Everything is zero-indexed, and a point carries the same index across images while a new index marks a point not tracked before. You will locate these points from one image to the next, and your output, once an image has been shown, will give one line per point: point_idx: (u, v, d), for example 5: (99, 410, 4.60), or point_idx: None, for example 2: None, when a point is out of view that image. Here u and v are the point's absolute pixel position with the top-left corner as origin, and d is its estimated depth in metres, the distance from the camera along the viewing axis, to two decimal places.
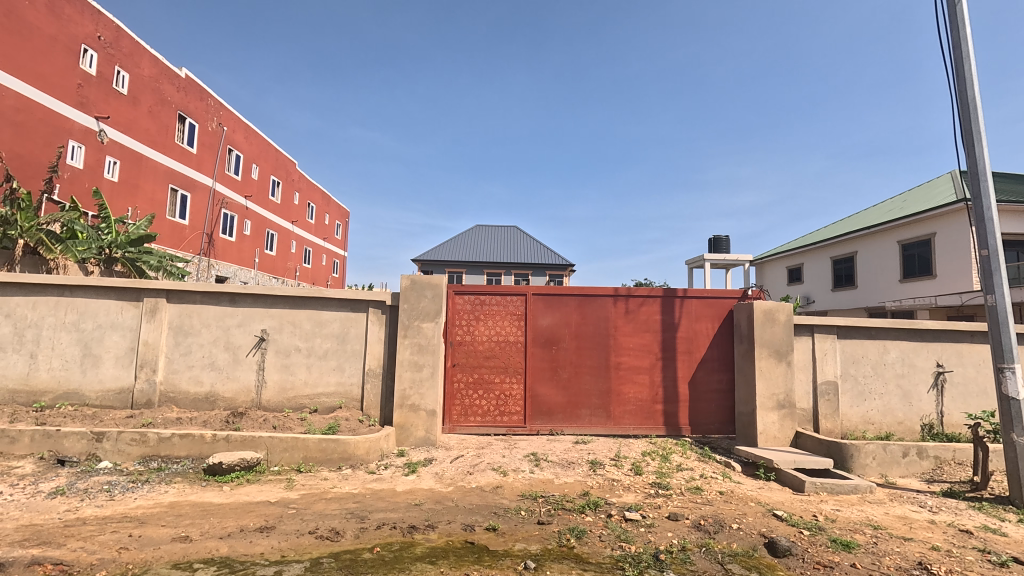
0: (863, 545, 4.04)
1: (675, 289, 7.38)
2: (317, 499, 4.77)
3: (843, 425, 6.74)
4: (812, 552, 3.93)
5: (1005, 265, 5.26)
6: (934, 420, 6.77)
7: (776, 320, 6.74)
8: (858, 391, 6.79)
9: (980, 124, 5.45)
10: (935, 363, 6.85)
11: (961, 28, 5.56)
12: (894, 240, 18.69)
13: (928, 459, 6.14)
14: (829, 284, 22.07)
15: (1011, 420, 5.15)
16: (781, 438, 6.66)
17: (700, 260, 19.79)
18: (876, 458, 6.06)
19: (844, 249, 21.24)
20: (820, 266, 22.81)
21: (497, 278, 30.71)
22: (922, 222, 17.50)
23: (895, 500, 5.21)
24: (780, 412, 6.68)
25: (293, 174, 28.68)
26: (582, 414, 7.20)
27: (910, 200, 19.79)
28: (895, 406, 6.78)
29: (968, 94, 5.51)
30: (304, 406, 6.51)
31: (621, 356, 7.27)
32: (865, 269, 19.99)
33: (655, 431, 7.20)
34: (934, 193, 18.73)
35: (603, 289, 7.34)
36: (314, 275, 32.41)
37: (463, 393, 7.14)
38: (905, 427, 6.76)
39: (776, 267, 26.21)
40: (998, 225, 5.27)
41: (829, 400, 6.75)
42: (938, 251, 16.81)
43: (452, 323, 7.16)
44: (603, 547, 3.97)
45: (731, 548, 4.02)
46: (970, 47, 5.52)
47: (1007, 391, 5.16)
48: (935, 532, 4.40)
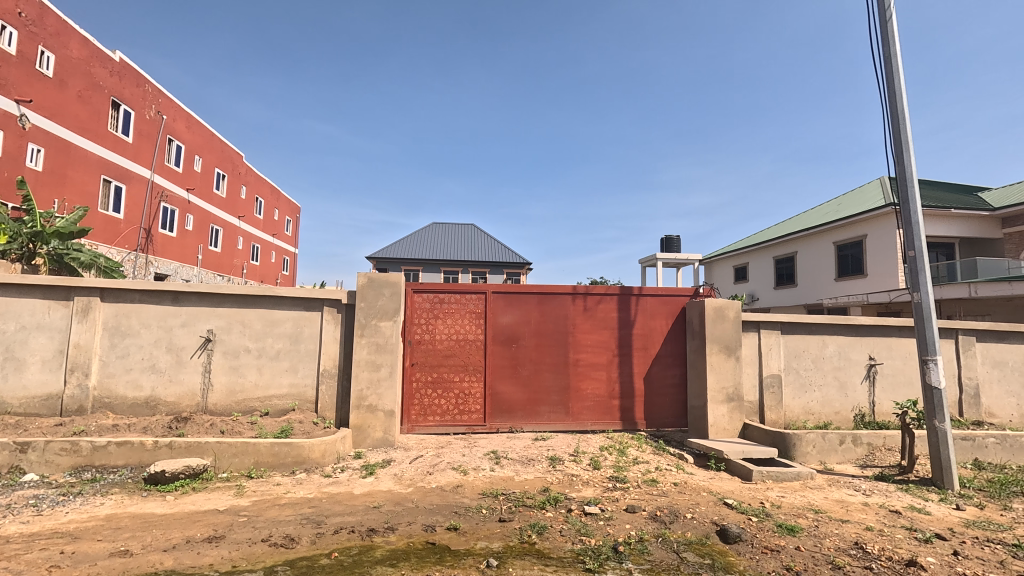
0: (806, 528, 4.29)
1: (630, 287, 7.57)
2: (269, 506, 4.58)
3: (787, 416, 7.12)
4: (760, 537, 4.14)
5: (930, 265, 5.69)
6: (866, 409, 7.27)
7: (725, 316, 7.03)
8: (800, 383, 7.18)
9: (908, 135, 5.86)
10: (868, 356, 7.34)
11: (892, 45, 5.96)
12: (830, 241, 19.85)
13: (862, 445, 6.58)
14: (773, 283, 23.25)
15: (934, 408, 5.56)
16: (730, 430, 6.95)
17: (653, 258, 20.37)
18: (816, 446, 6.42)
19: (786, 249, 22.38)
20: (763, 265, 23.98)
21: (454, 276, 30.57)
22: (855, 225, 18.67)
23: (833, 485, 5.56)
24: (729, 405, 6.97)
25: (240, 167, 27.41)
26: (542, 410, 7.27)
27: (845, 204, 21.05)
28: (833, 397, 7.22)
29: (898, 106, 5.93)
30: (255, 410, 6.25)
31: (580, 352, 7.38)
32: (805, 268, 21.14)
33: (612, 426, 7.36)
34: (866, 198, 20.01)
35: (562, 288, 7.43)
36: (262, 273, 31.11)
37: (422, 393, 7.04)
38: (841, 417, 7.21)
39: (724, 267, 27.34)
40: (924, 228, 5.69)
41: (774, 392, 7.10)
42: (870, 251, 18.03)
43: (411, 321, 7.06)
44: (564, 542, 4.02)
45: (686, 537, 4.17)
46: (900, 63, 5.94)
47: (931, 381, 5.57)
48: (868, 513, 4.72)
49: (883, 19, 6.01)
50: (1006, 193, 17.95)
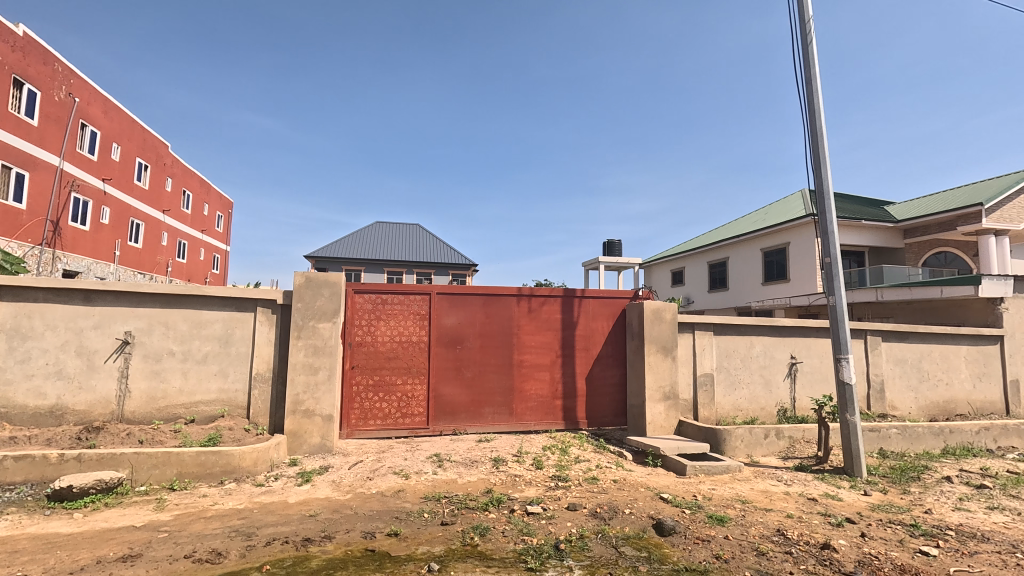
0: (734, 518, 4.54)
1: (573, 289, 7.72)
2: (194, 519, 4.29)
3: (717, 412, 7.50)
4: (693, 528, 4.33)
5: (843, 271, 6.18)
6: (787, 404, 7.80)
7: (663, 318, 7.32)
8: (730, 381, 7.60)
9: (825, 151, 6.36)
10: (790, 355, 7.89)
11: (812, 68, 6.45)
12: (758, 248, 21.17)
13: (784, 438, 7.06)
14: (706, 286, 24.48)
15: (845, 402, 6.05)
16: (666, 427, 7.24)
17: (596, 261, 20.89)
18: (744, 440, 6.81)
19: (718, 254, 23.62)
20: (698, 269, 25.20)
21: (398, 276, 29.99)
22: (780, 233, 20.01)
23: (758, 476, 5.92)
24: (665, 403, 7.26)
25: (165, 158, 25.57)
26: (486, 412, 7.26)
27: (771, 213, 22.52)
28: (759, 394, 7.69)
29: (816, 124, 6.42)
30: (179, 417, 5.84)
31: (525, 353, 7.45)
32: (736, 273, 22.41)
33: (554, 426, 7.47)
34: (789, 208, 21.50)
35: (507, 289, 7.46)
36: (189, 271, 29.16)
37: (363, 397, 6.85)
38: (766, 412, 7.70)
39: (662, 271, 28.47)
40: (839, 237, 6.18)
41: (706, 390, 7.47)
42: (793, 258, 19.39)
43: (352, 323, 6.85)
44: (506, 542, 4.03)
45: (624, 531, 4.30)
46: (818, 85, 6.44)
47: (843, 377, 6.05)
48: (789, 502, 5.07)
49: (804, 43, 6.49)
50: (908, 207, 19.86)
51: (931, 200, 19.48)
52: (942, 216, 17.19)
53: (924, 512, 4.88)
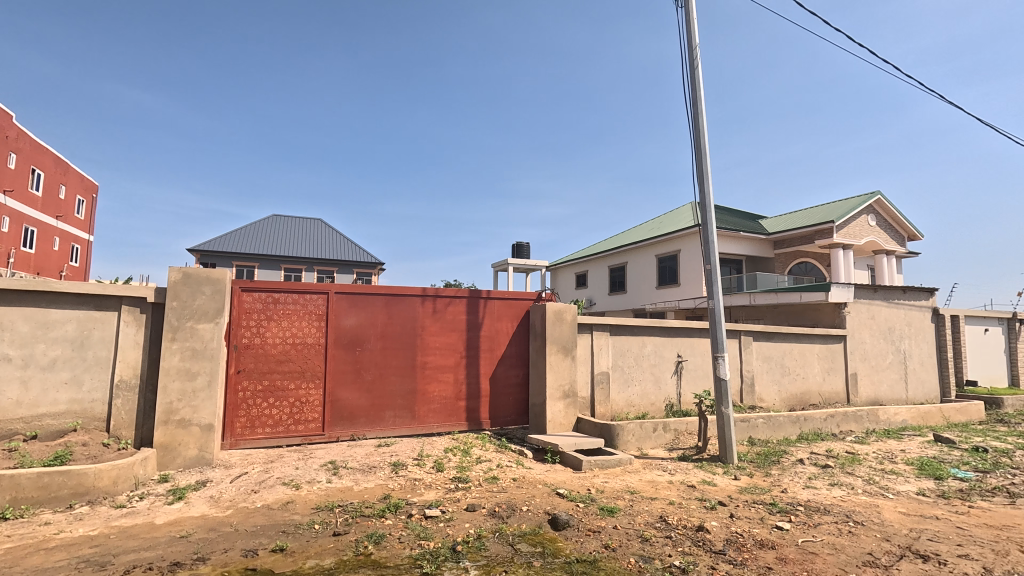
0: (623, 508, 4.82)
1: (478, 290, 7.76)
2: (31, 551, 3.69)
3: (612, 409, 7.93)
4: (585, 521, 4.54)
5: (720, 277, 6.83)
6: (674, 399, 8.45)
7: (564, 319, 7.59)
8: (624, 379, 8.07)
9: (707, 167, 6.99)
10: (677, 354, 8.56)
11: (698, 91, 7.06)
12: (653, 254, 22.74)
13: (670, 431, 7.64)
14: (607, 289, 25.81)
15: (721, 396, 6.68)
16: (565, 424, 7.51)
17: (504, 263, 21.19)
18: (635, 434, 7.27)
19: (618, 259, 25.03)
20: (600, 273, 26.50)
21: (297, 274, 28.18)
22: (672, 241, 21.67)
23: (646, 467, 6.36)
24: (565, 401, 7.53)
25: (8, 129, 21.84)
26: (386, 415, 7.06)
27: (665, 222, 24.30)
28: (650, 390, 8.25)
29: (701, 142, 7.04)
30: (17, 433, 4.96)
31: (428, 355, 7.35)
32: (633, 277, 23.89)
33: (457, 427, 7.44)
34: (680, 218, 23.35)
35: (411, 289, 7.31)
36: (39, 263, 25.14)
37: (250, 403, 6.34)
38: (655, 407, 8.28)
39: (567, 274, 29.56)
40: (717, 247, 6.82)
41: (603, 388, 7.87)
42: (683, 264, 21.08)
43: (239, 323, 6.32)
44: (402, 548, 3.94)
45: (520, 529, 4.39)
46: (703, 107, 7.06)
47: (720, 374, 6.68)
48: (672, 489, 5.49)
49: (691, 68, 7.08)
50: (777, 222, 22.46)
51: (795, 217, 22.20)
52: (804, 230, 19.70)
53: (781, 491, 5.53)
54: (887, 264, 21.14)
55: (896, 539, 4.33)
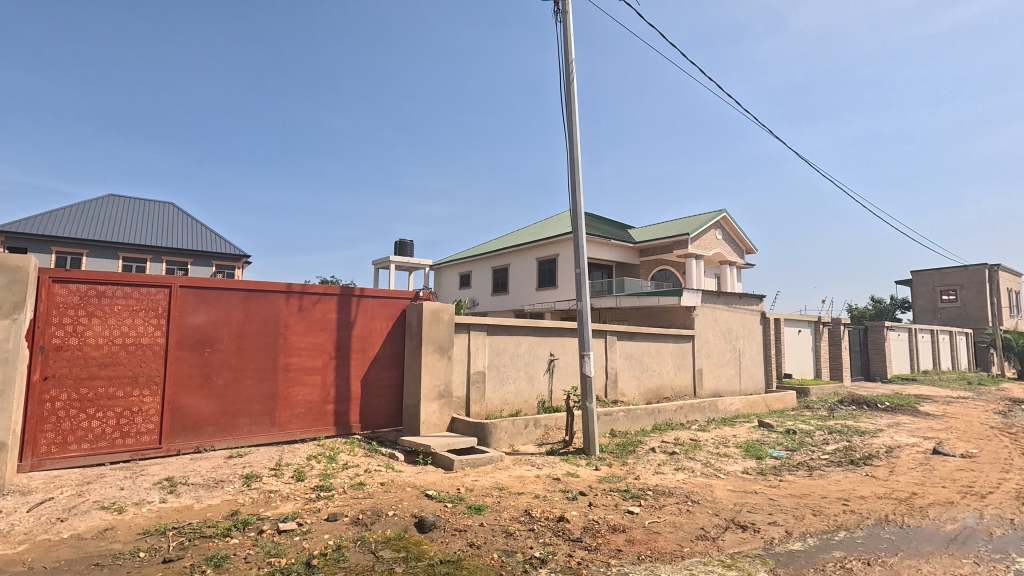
0: (490, 505, 4.90)
1: (351, 288, 7.39)
2: None
3: (487, 407, 8.05)
4: (452, 521, 4.52)
5: (588, 281, 7.27)
6: (546, 397, 8.82)
7: (440, 319, 7.52)
8: (499, 378, 8.23)
9: (579, 176, 7.41)
10: (549, 353, 8.94)
11: (572, 104, 7.46)
12: (533, 257, 23.59)
13: (540, 427, 7.96)
14: (490, 290, 26.22)
15: (586, 392, 7.11)
16: (439, 424, 7.45)
17: (386, 261, 20.50)
18: (507, 432, 7.45)
19: (501, 261, 25.56)
20: (483, 273, 26.85)
21: (140, 265, 24.50)
22: (551, 245, 22.69)
23: (516, 463, 6.54)
24: (440, 402, 7.46)
25: None
26: (240, 423, 6.40)
27: (545, 227, 25.37)
28: (523, 388, 8.52)
29: (574, 152, 7.44)
30: None
31: (292, 356, 6.81)
32: (514, 279, 24.57)
33: (323, 432, 7.00)
34: (559, 224, 24.55)
35: (274, 285, 6.72)
36: None
37: (61, 415, 5.33)
38: (528, 404, 8.56)
39: (450, 273, 29.48)
40: (586, 252, 7.25)
41: (478, 387, 7.94)
42: (562, 267, 22.16)
43: (48, 321, 5.29)
44: (248, 569, 3.58)
45: (384, 535, 4.24)
46: (577, 120, 7.48)
47: (586, 371, 7.11)
48: (538, 483, 5.71)
49: (567, 81, 7.47)
50: (644, 232, 24.61)
51: (658, 228, 24.53)
52: (665, 240, 21.86)
53: (634, 478, 6.04)
54: (730, 273, 24.29)
55: (723, 513, 4.96)
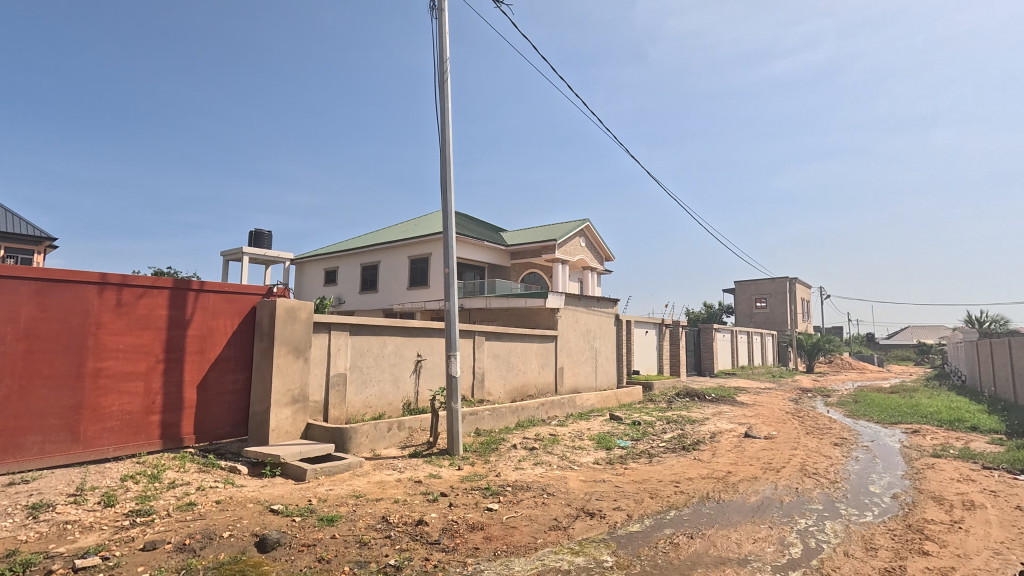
0: (344, 515, 4.62)
1: (188, 281, 6.49)
2: None
3: (347, 411, 7.62)
4: (300, 536, 4.17)
5: (457, 281, 7.27)
6: (411, 398, 8.63)
7: (297, 317, 6.94)
8: (362, 380, 7.85)
9: (451, 175, 7.38)
10: (416, 353, 8.77)
11: (446, 103, 7.42)
12: (405, 255, 23.04)
13: (404, 429, 7.77)
14: (358, 288, 25.00)
15: (452, 392, 7.10)
16: (292, 432, 6.86)
17: (238, 252, 18.44)
18: (369, 436, 7.14)
19: (370, 258, 24.53)
20: (350, 270, 25.51)
21: None
22: (423, 244, 22.36)
23: (376, 469, 6.28)
24: (293, 407, 6.87)
25: None
26: (27, 443, 5.20)
27: (418, 225, 24.93)
28: (388, 390, 8.23)
29: (446, 151, 7.40)
30: None
31: (105, 360, 5.74)
32: (384, 277, 23.76)
33: (145, 448, 6.02)
34: (433, 223, 24.30)
35: (82, 275, 5.62)
36: None
37: None
38: (393, 407, 8.29)
39: (314, 269, 27.50)
40: (456, 252, 7.25)
41: (338, 391, 7.49)
42: (434, 267, 21.95)
43: None
44: None
45: (217, 560, 3.76)
46: (450, 119, 7.45)
47: (452, 371, 7.09)
48: (398, 488, 5.54)
49: (441, 80, 7.42)
50: (515, 236, 25.45)
51: (529, 232, 25.54)
52: (535, 245, 22.84)
53: (496, 475, 6.18)
54: (591, 278, 26.18)
55: (575, 502, 5.29)
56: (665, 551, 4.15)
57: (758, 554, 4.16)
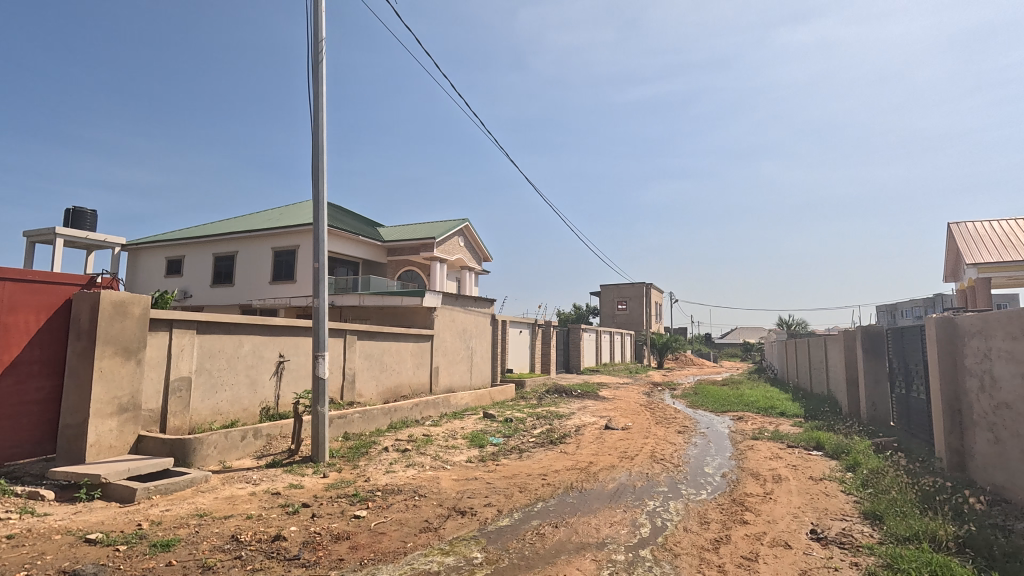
0: (183, 538, 4.06)
1: None
2: None
3: (191, 420, 6.72)
4: (125, 567, 3.58)
5: (327, 277, 6.84)
6: (271, 403, 7.90)
7: (128, 313, 5.96)
8: (211, 384, 6.99)
9: (323, 163, 6.92)
10: (278, 354, 8.06)
11: (320, 86, 6.95)
12: (267, 246, 21.06)
13: (261, 437, 7.09)
14: (208, 280, 22.27)
15: (318, 395, 6.64)
16: (118, 447, 5.87)
17: (47, 233, 15.29)
18: (217, 447, 6.39)
19: (225, 248, 22.00)
20: (199, 260, 22.62)
21: None
22: (289, 235, 20.65)
23: (226, 483, 5.64)
24: (120, 418, 5.88)
25: None
26: None
27: (284, 215, 22.97)
28: (242, 395, 7.43)
29: (319, 137, 6.93)
30: None
31: None
32: (242, 269, 21.49)
33: None
34: (301, 213, 22.57)
35: None
36: None
37: None
38: (248, 413, 7.51)
39: (152, 257, 23.88)
40: (327, 246, 6.81)
41: (180, 397, 6.58)
42: (302, 260, 20.40)
43: None
44: None
45: None
46: (324, 104, 6.98)
47: (318, 372, 6.64)
48: (252, 502, 5.04)
49: (315, 61, 6.93)
50: (392, 231, 24.70)
51: (407, 229, 24.94)
52: (413, 242, 22.38)
53: (364, 481, 5.92)
54: (469, 278, 26.41)
55: (446, 502, 5.27)
56: (532, 542, 4.33)
57: (614, 537, 4.52)
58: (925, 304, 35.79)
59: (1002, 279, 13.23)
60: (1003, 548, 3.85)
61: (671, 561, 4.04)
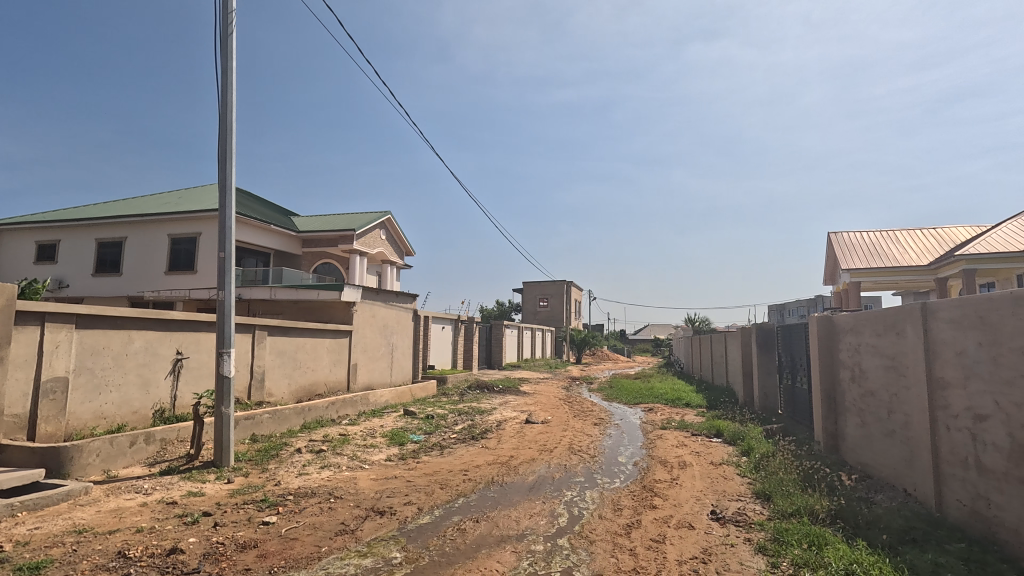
0: (59, 558, 3.61)
1: None
2: None
3: (69, 426, 5.96)
4: None
5: (234, 267, 6.36)
6: (166, 405, 7.20)
7: None
8: (93, 385, 6.24)
9: (232, 145, 6.41)
10: (175, 351, 7.37)
11: (229, 62, 6.43)
12: (162, 233, 19.14)
13: (154, 443, 6.45)
14: (90, 269, 19.85)
15: (222, 396, 6.16)
16: None
17: None
18: (100, 454, 5.74)
19: (110, 233, 19.69)
20: (78, 246, 20.07)
21: None
22: (188, 222, 18.91)
23: (111, 494, 5.07)
24: None
25: None
26: None
27: (182, 199, 20.98)
28: (132, 397, 6.71)
29: (227, 117, 6.41)
30: None
31: None
32: (131, 257, 19.37)
33: None
34: (203, 198, 20.73)
35: None
36: None
37: None
38: (138, 416, 6.79)
39: (18, 240, 20.82)
40: (234, 234, 6.32)
41: (54, 400, 5.79)
42: (204, 249, 18.78)
43: None
44: None
45: None
46: (233, 81, 6.47)
47: (223, 371, 6.15)
48: (142, 514, 4.57)
49: (223, 34, 6.40)
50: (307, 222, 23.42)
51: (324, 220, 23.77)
52: (331, 233, 21.38)
53: (273, 485, 5.58)
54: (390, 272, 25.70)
55: (364, 503, 5.11)
56: (453, 538, 4.32)
57: (533, 528, 4.63)
58: (808, 304, 40.07)
59: (869, 283, 15.12)
60: (866, 517, 4.43)
61: (586, 547, 4.21)
